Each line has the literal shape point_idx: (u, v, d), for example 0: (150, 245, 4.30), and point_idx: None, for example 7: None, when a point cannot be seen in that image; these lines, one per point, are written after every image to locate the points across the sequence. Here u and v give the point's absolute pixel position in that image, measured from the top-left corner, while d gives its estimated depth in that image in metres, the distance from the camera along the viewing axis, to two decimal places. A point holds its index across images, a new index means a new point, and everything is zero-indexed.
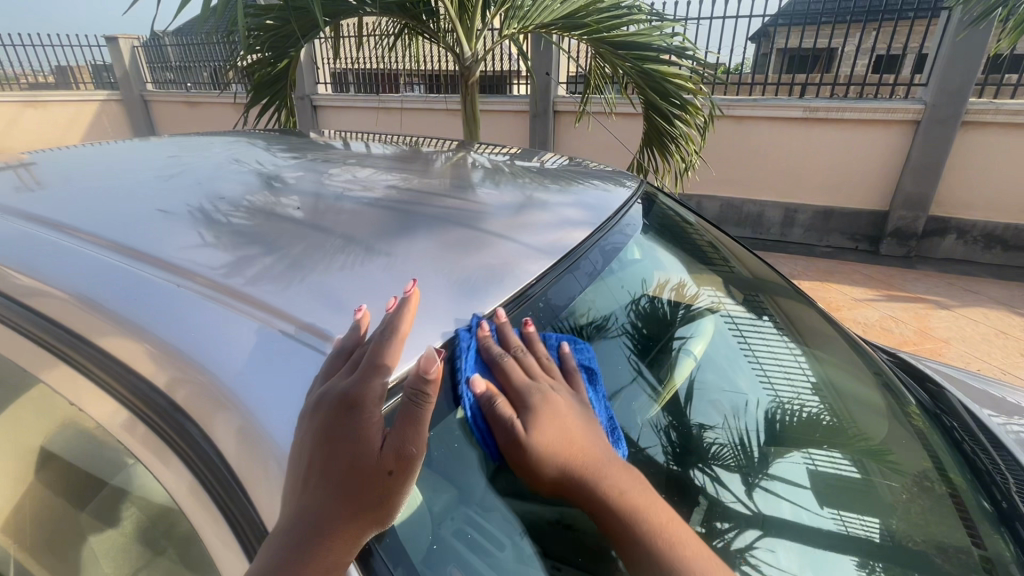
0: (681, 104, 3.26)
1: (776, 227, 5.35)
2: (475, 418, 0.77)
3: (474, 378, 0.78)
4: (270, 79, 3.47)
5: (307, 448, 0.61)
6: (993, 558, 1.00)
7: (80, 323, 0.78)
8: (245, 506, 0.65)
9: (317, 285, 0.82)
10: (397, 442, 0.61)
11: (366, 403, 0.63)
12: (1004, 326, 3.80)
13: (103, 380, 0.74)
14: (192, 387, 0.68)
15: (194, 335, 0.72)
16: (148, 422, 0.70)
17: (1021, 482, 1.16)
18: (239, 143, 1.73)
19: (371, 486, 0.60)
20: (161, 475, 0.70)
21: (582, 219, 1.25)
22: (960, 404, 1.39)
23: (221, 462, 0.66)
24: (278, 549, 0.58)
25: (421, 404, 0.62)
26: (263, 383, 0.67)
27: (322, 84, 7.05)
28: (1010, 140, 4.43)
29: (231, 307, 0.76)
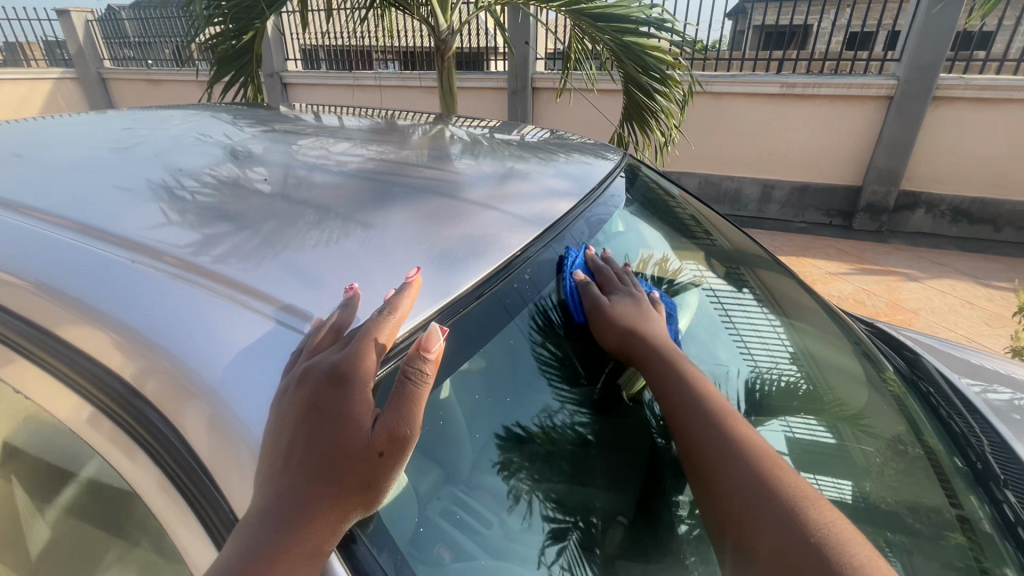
0: (660, 78, 3.22)
1: (754, 203, 5.41)
2: (571, 293, 1.03)
3: (577, 271, 1.06)
4: (236, 52, 3.31)
5: (287, 428, 0.58)
6: (968, 518, 1.04)
7: (35, 311, 0.73)
8: (215, 498, 0.62)
9: (290, 262, 0.78)
10: (391, 423, 0.59)
11: (358, 380, 0.61)
12: (970, 297, 3.93)
13: (63, 370, 0.69)
14: (157, 371, 0.64)
15: (157, 319, 0.68)
16: (111, 414, 0.66)
17: (995, 445, 1.19)
18: (203, 116, 1.64)
19: (359, 468, 0.57)
20: (127, 470, 0.66)
21: (564, 191, 1.22)
22: (936, 371, 1.42)
23: (188, 453, 0.63)
24: (258, 535, 0.55)
25: (418, 382, 0.62)
26: (233, 368, 0.64)
27: (292, 60, 6.79)
28: (977, 115, 4.54)
29: (200, 287, 0.72)
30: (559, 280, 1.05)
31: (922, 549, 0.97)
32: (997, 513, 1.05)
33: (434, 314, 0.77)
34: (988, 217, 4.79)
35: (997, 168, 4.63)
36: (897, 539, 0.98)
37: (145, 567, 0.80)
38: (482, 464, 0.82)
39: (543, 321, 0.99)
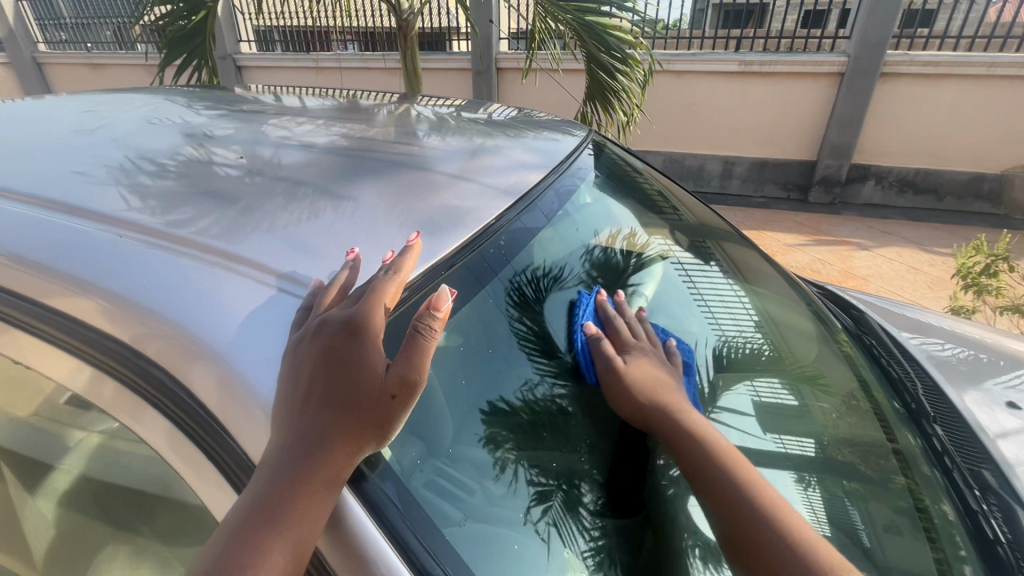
0: (622, 57, 3.27)
1: (716, 179, 5.56)
2: (582, 351, 1.04)
3: (588, 324, 1.07)
4: (188, 33, 3.19)
5: (305, 373, 0.62)
6: (903, 450, 1.16)
7: (31, 287, 0.75)
8: (225, 443, 0.64)
9: (279, 235, 0.81)
10: (401, 366, 0.63)
11: (369, 330, 0.65)
12: (915, 263, 4.18)
13: (64, 341, 0.71)
14: (161, 335, 0.67)
15: (155, 288, 0.70)
16: (118, 377, 0.68)
17: (926, 386, 1.33)
18: (162, 99, 1.60)
19: (374, 406, 0.62)
20: (134, 429, 0.69)
21: (532, 163, 1.27)
22: (878, 326, 1.55)
23: (197, 406, 0.65)
24: (282, 467, 0.58)
25: (427, 335, 0.66)
26: (233, 329, 0.66)
27: (245, 42, 6.52)
28: (921, 90, 4.77)
29: (195, 259, 0.74)
30: (572, 338, 1.07)
31: (874, 494, 1.07)
32: (928, 448, 1.17)
33: (422, 278, 0.82)
34: (932, 187, 5.07)
35: (939, 141, 4.90)
36: (851, 484, 1.08)
37: (143, 543, 0.82)
38: (466, 436, 0.86)
39: (517, 297, 1.05)
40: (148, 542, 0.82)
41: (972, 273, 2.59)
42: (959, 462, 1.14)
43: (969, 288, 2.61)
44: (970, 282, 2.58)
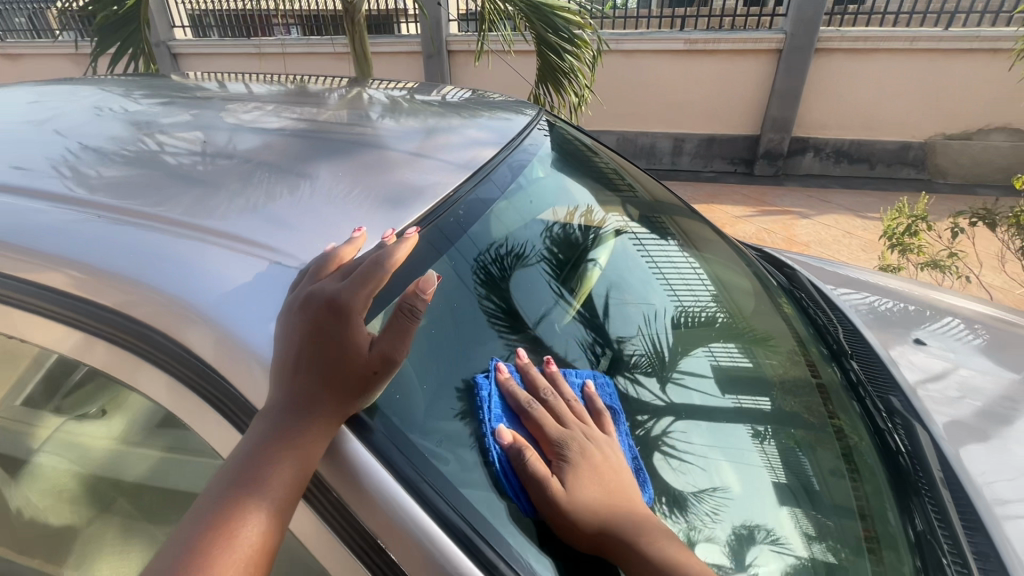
0: (570, 38, 3.36)
1: (668, 156, 5.74)
2: (505, 472, 0.78)
3: (502, 429, 0.81)
4: (120, 20, 3.05)
5: (293, 342, 0.67)
6: (825, 383, 1.31)
7: (18, 266, 0.79)
8: (221, 387, 0.69)
9: (255, 211, 0.86)
10: (384, 345, 0.70)
11: (355, 308, 0.69)
12: (851, 228, 4.48)
13: (56, 313, 0.76)
14: (155, 301, 0.72)
15: (144, 260, 0.76)
16: (114, 339, 0.73)
17: (847, 330, 1.50)
18: (103, 89, 1.56)
19: (355, 379, 0.68)
20: (131, 384, 0.73)
21: (487, 139, 1.35)
22: (808, 282, 1.71)
23: (194, 359, 0.70)
24: (272, 427, 0.64)
25: (410, 317, 0.71)
26: (214, 291, 0.72)
27: (179, 28, 6.19)
28: (851, 65, 5.06)
29: (179, 234, 0.80)
30: (485, 449, 0.81)
31: (819, 441, 1.17)
32: (847, 381, 1.33)
33: None
34: (865, 156, 5.41)
35: (870, 112, 5.22)
36: (799, 433, 1.18)
37: (128, 521, 0.86)
38: (436, 411, 0.83)
39: (484, 275, 1.10)
40: (136, 521, 0.85)
41: (897, 233, 2.82)
42: (871, 392, 1.30)
43: (894, 247, 2.84)
44: (896, 242, 2.81)
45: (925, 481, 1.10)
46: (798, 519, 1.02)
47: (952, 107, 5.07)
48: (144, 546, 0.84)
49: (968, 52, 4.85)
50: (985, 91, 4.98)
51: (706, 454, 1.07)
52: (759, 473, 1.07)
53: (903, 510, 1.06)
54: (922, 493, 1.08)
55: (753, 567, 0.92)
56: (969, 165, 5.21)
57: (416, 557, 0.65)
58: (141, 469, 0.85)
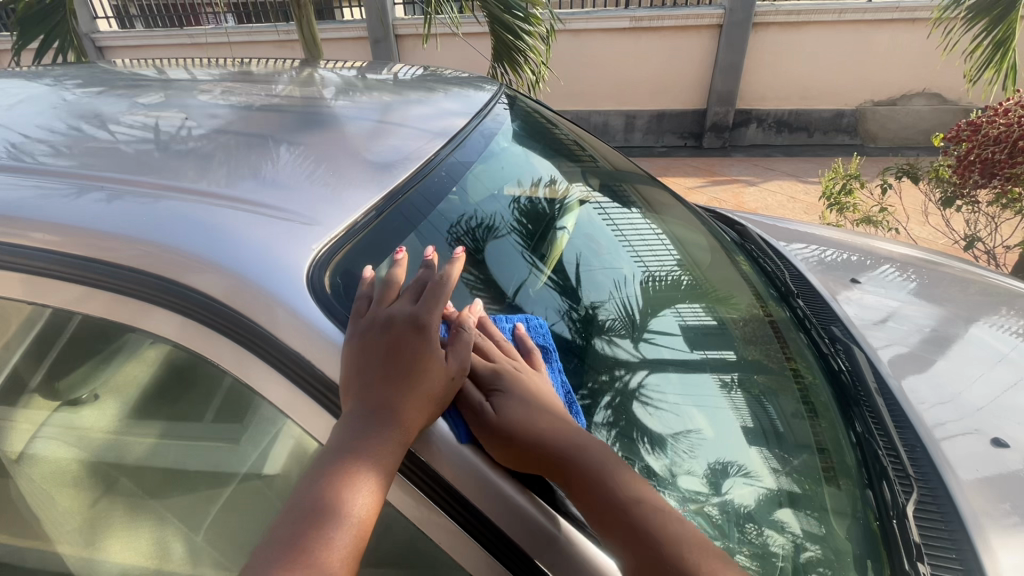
0: (524, 15, 3.41)
1: (620, 133, 5.87)
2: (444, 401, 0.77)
3: None
4: (43, 9, 2.86)
5: (376, 360, 0.73)
6: (777, 320, 1.46)
7: (16, 236, 0.82)
8: (237, 326, 0.74)
9: (249, 176, 0.92)
10: (456, 356, 0.78)
11: (429, 324, 0.77)
12: (794, 193, 4.75)
13: (58, 272, 0.79)
14: (161, 251, 0.78)
15: (153, 221, 0.81)
16: (117, 289, 0.77)
17: (792, 275, 1.66)
18: (41, 80, 1.50)
19: (437, 385, 0.74)
20: (139, 326, 0.77)
21: (458, 110, 1.46)
22: (759, 238, 1.85)
23: (208, 302, 0.75)
24: (364, 434, 0.69)
25: (467, 330, 0.82)
26: (223, 244, 0.78)
27: (103, 19, 5.82)
28: (786, 37, 5.32)
29: (177, 198, 0.86)
30: None
31: (782, 387, 1.26)
32: (797, 322, 1.47)
33: (363, 216, 0.92)
34: (803, 125, 5.70)
35: (805, 82, 5.51)
36: (762, 380, 1.27)
37: (132, 500, 0.87)
38: None
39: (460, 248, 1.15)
40: (142, 497, 0.87)
41: (834, 194, 3.04)
42: (817, 324, 1.45)
43: (833, 207, 3.05)
44: (834, 202, 3.03)
45: (863, 393, 1.26)
46: (767, 457, 1.09)
47: (877, 74, 5.42)
48: (152, 519, 0.87)
49: (887, 23, 5.19)
50: (906, 58, 5.35)
51: (679, 403, 1.14)
52: (726, 415, 1.15)
53: (850, 419, 1.20)
54: (862, 403, 1.23)
55: (726, 496, 1.01)
56: (895, 129, 5.59)
57: (446, 465, 0.72)
58: (143, 447, 0.87)
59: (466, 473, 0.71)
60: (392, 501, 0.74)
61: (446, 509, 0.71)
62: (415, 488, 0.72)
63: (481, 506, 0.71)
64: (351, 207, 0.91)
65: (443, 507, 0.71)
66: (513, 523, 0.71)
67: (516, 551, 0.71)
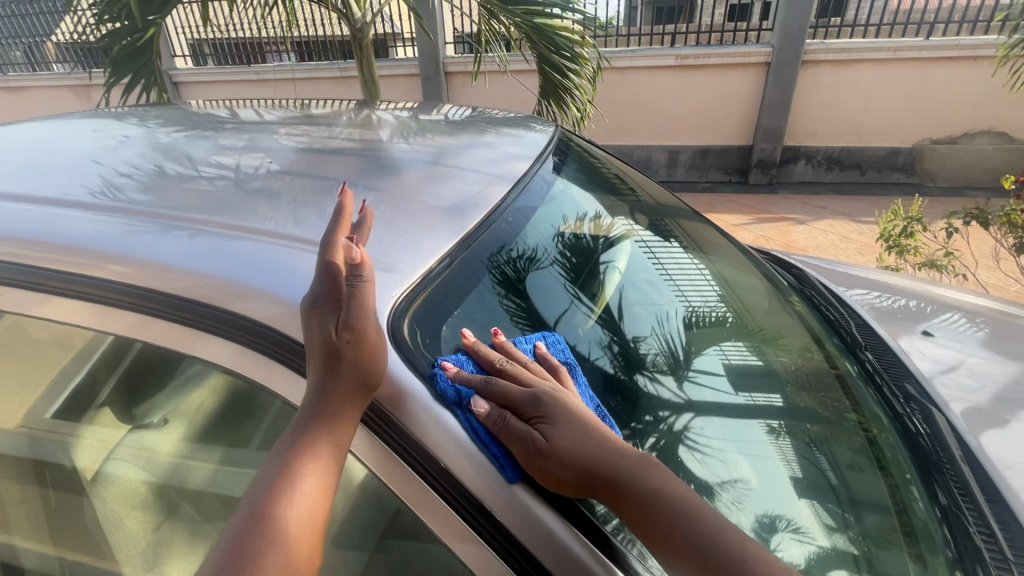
0: (572, 56, 3.45)
1: (663, 167, 5.87)
2: (484, 439, 0.75)
3: (474, 399, 0.78)
4: (135, 51, 3.12)
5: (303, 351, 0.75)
6: (843, 373, 1.38)
7: (98, 268, 0.85)
8: (291, 349, 0.77)
9: (315, 216, 0.96)
10: (347, 316, 0.73)
11: (321, 301, 0.75)
12: (846, 233, 4.59)
13: (134, 304, 0.83)
14: (223, 284, 0.80)
15: (220, 257, 0.84)
16: (181, 319, 0.81)
17: (859, 325, 1.57)
18: (134, 120, 1.64)
19: (340, 358, 0.72)
20: (198, 353, 0.80)
21: (522, 154, 1.50)
22: (819, 283, 1.78)
23: (265, 330, 0.78)
24: (300, 425, 0.71)
25: (358, 283, 0.76)
26: (281, 277, 0.81)
27: (180, 57, 6.33)
28: (837, 74, 5.23)
29: (240, 235, 0.89)
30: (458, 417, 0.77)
31: (836, 436, 1.20)
32: (863, 374, 1.39)
33: (435, 264, 0.94)
34: (855, 162, 5.55)
35: (858, 119, 5.37)
36: (814, 428, 1.21)
37: (192, 525, 0.89)
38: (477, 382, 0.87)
39: (500, 276, 1.10)
40: (203, 527, 0.89)
41: (893, 236, 2.90)
42: (888, 379, 1.37)
43: (892, 249, 2.92)
44: (893, 244, 2.90)
45: (945, 459, 1.17)
46: (817, 511, 1.03)
47: (936, 112, 5.23)
48: (208, 547, 0.88)
49: (946, 61, 5.03)
50: (969, 96, 5.14)
51: (724, 448, 1.09)
52: (775, 466, 1.09)
53: (929, 487, 1.12)
54: (945, 471, 1.15)
55: (777, 552, 0.94)
56: (956, 168, 5.36)
57: (476, 478, 0.73)
58: (204, 472, 0.89)
59: (491, 485, 0.73)
60: (438, 532, 0.74)
61: (466, 517, 0.73)
62: (408, 467, 0.75)
63: (499, 517, 0.72)
64: (411, 247, 0.93)
65: (404, 458, 0.75)
66: (476, 482, 0.73)
67: (495, 526, 0.72)
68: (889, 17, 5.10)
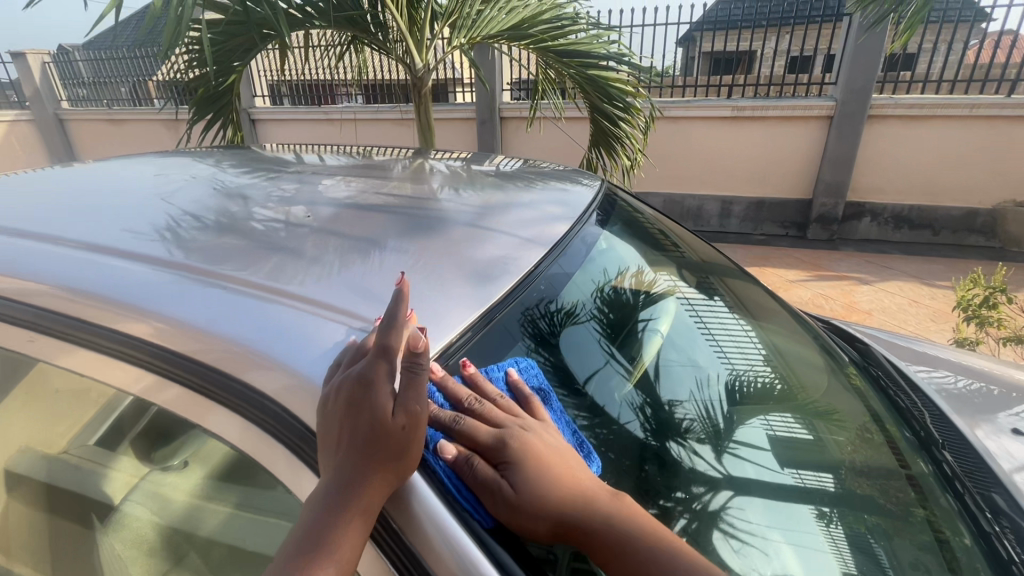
0: (624, 107, 3.45)
1: (715, 218, 5.74)
2: (455, 488, 0.73)
3: (442, 443, 0.75)
4: (215, 93, 3.39)
5: (335, 427, 0.69)
6: (916, 476, 1.21)
7: (121, 323, 0.85)
8: (299, 433, 0.74)
9: (343, 275, 0.95)
10: (407, 403, 0.70)
11: (376, 378, 0.70)
12: (917, 296, 4.26)
13: (149, 363, 0.82)
14: (237, 350, 0.78)
15: (238, 320, 0.82)
16: (193, 387, 0.79)
17: (934, 414, 1.40)
18: (207, 161, 1.75)
19: (392, 443, 0.68)
20: (209, 426, 0.78)
21: (562, 214, 1.44)
22: (885, 360, 1.63)
23: (270, 405, 0.75)
24: (327, 511, 0.66)
25: (421, 371, 0.72)
26: (290, 346, 0.78)
27: (259, 96, 6.89)
28: (906, 130, 4.98)
29: (264, 296, 0.87)
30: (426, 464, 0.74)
31: (897, 530, 1.09)
32: (938, 473, 1.23)
33: (457, 336, 0.89)
34: (926, 222, 5.23)
35: (930, 176, 5.07)
36: (871, 519, 1.10)
37: None
38: None
39: (533, 330, 1.07)
40: None
41: (972, 305, 2.65)
42: (970, 486, 1.20)
43: (971, 320, 2.66)
44: (972, 314, 2.64)
45: None
46: None
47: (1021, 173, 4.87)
48: None
49: None
50: None
51: (765, 535, 1.02)
52: (825, 560, 0.99)
53: None
54: None
55: None
56: None
57: None
58: (212, 525, 0.88)
59: None
60: None
61: None
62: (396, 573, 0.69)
63: None
64: (439, 316, 0.89)
65: (391, 556, 0.70)
66: None
67: None
68: (962, 72, 4.79)
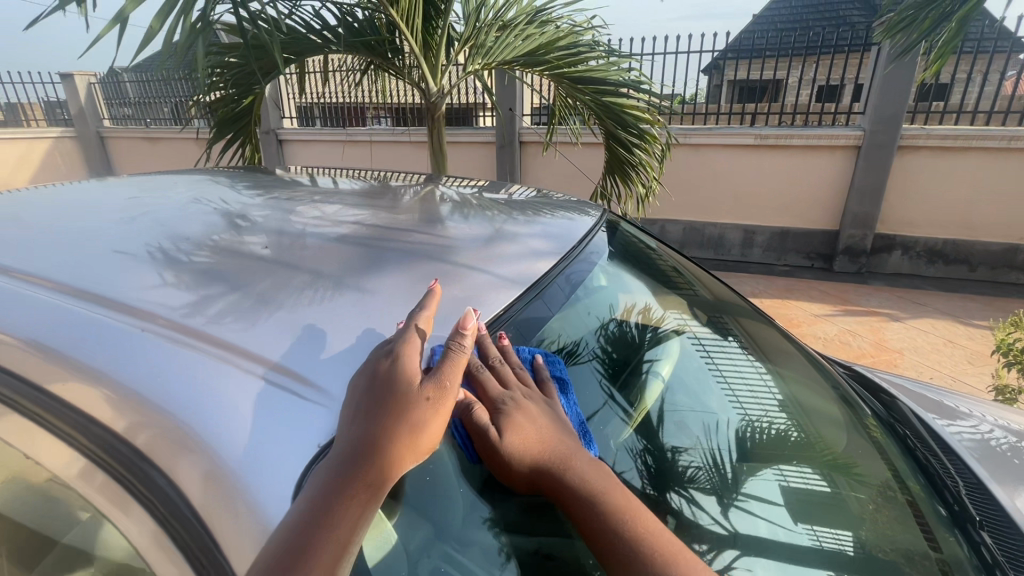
0: (640, 133, 3.40)
1: (738, 247, 5.58)
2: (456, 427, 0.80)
3: None
4: (235, 115, 3.47)
5: (360, 391, 0.72)
6: (949, 560, 1.05)
7: (36, 373, 0.78)
8: (212, 550, 0.66)
9: (296, 323, 0.87)
10: (437, 374, 0.74)
11: (410, 349, 0.76)
12: (951, 336, 4.03)
13: (61, 427, 0.74)
14: (158, 426, 0.70)
15: (162, 381, 0.75)
16: (108, 469, 0.71)
17: (969, 484, 1.24)
18: (204, 181, 1.74)
19: (414, 409, 0.71)
20: (117, 522, 0.69)
21: (548, 249, 1.30)
22: (911, 414, 1.48)
23: (184, 504, 0.67)
24: (342, 470, 0.66)
25: (459, 348, 0.78)
26: (219, 426, 0.70)
27: (288, 118, 7.09)
28: (939, 161, 4.80)
29: (195, 348, 0.80)
30: None
31: None
32: (975, 557, 1.06)
33: None
34: (962, 257, 4.98)
35: (966, 210, 4.85)
36: None
37: None
38: (473, 520, 0.82)
39: None
40: None
41: (1013, 349, 2.46)
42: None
43: (1011, 365, 2.47)
44: (1012, 359, 2.45)
45: None
46: None
47: None
48: None
49: None
50: None
51: None
52: None
53: None
54: None
55: None
56: None
57: None
58: None
59: None
60: None
61: None
62: None
63: None
64: None
65: None
66: None
67: None
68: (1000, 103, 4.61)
